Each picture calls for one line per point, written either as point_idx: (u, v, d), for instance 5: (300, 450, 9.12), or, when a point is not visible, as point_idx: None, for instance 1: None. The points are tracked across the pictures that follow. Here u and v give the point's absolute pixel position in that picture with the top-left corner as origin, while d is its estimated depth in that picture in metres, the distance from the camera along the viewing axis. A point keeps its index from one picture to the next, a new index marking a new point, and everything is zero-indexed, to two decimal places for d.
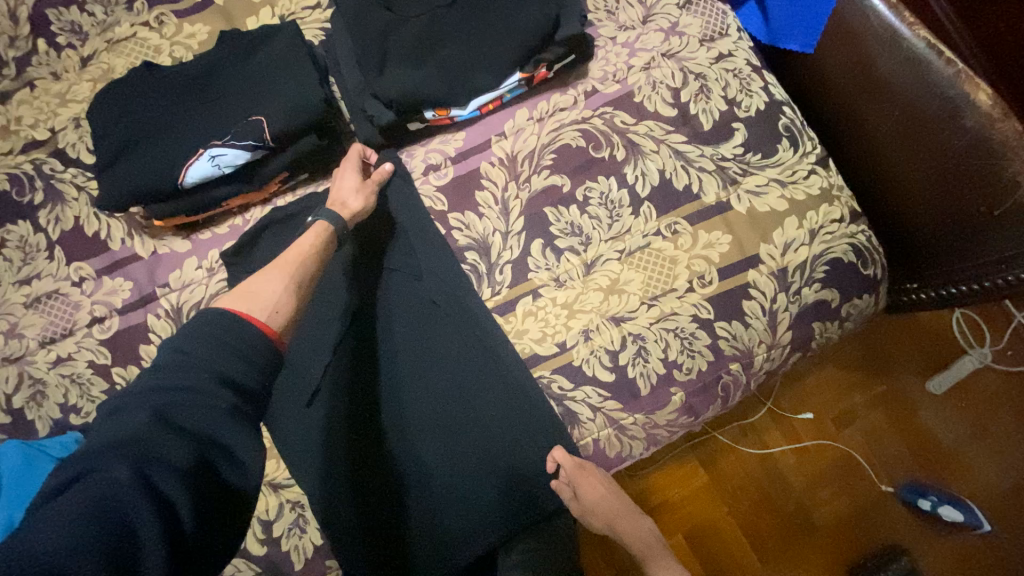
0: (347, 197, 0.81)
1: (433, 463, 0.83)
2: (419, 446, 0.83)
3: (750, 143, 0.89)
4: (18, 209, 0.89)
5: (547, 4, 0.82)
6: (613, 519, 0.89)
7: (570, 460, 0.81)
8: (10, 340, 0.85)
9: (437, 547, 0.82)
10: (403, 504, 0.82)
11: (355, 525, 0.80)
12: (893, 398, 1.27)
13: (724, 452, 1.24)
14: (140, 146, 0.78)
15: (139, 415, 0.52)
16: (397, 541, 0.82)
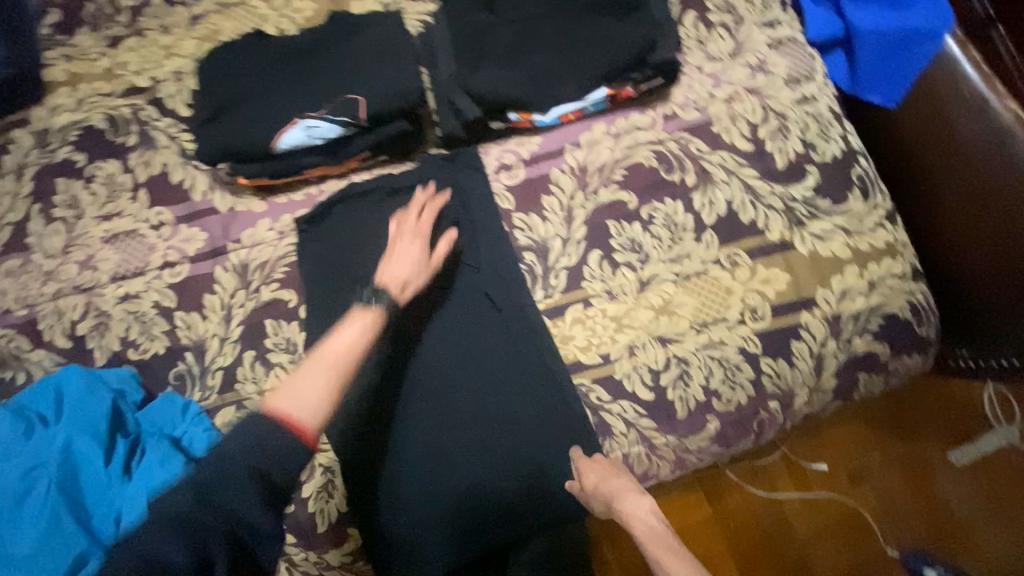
0: (400, 272, 0.81)
1: (457, 452, 0.84)
2: (446, 433, 0.85)
3: (822, 187, 0.89)
4: (112, 148, 0.94)
5: (644, 25, 0.84)
6: (619, 489, 0.73)
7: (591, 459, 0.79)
8: (84, 270, 0.90)
9: (445, 535, 0.83)
10: (421, 486, 0.84)
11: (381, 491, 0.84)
12: (912, 462, 1.25)
13: (732, 490, 1.24)
14: (243, 108, 0.83)
15: (181, 493, 0.57)
16: (410, 521, 0.84)
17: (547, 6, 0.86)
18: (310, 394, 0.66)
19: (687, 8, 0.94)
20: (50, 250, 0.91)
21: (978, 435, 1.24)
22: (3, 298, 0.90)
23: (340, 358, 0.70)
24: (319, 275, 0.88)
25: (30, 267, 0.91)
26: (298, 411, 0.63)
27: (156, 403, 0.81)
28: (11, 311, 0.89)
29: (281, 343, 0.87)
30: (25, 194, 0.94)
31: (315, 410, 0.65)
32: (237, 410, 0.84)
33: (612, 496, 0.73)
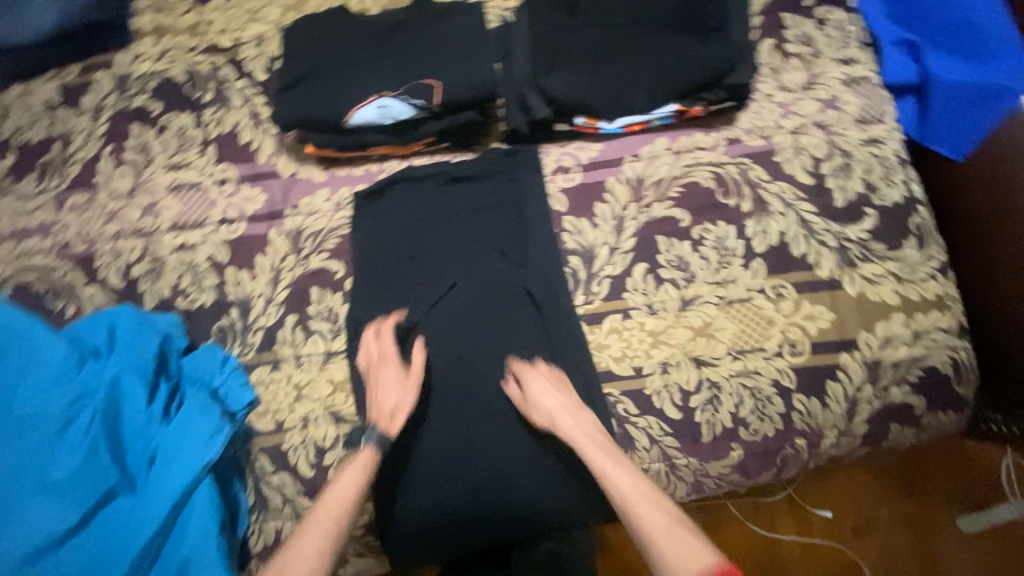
0: (388, 397, 0.81)
1: (475, 443, 0.85)
2: (467, 421, 0.86)
3: (878, 231, 0.88)
4: (187, 101, 0.97)
5: (723, 47, 0.84)
6: (561, 410, 0.80)
7: (530, 368, 0.83)
8: (146, 215, 0.93)
9: (453, 523, 0.84)
10: (435, 472, 0.85)
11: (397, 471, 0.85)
12: (920, 523, 1.22)
13: (731, 523, 1.23)
14: (321, 80, 0.86)
15: None
16: (420, 504, 0.84)
17: (629, 17, 0.86)
18: (306, 557, 0.69)
19: (765, 36, 0.94)
20: (116, 192, 0.94)
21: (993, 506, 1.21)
22: (65, 231, 0.93)
23: (335, 506, 0.73)
24: (368, 250, 0.90)
25: (94, 205, 0.94)
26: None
27: (198, 353, 0.84)
28: (71, 244, 0.92)
29: (323, 312, 0.88)
30: (99, 135, 0.97)
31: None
32: (272, 369, 0.86)
33: (554, 414, 0.80)
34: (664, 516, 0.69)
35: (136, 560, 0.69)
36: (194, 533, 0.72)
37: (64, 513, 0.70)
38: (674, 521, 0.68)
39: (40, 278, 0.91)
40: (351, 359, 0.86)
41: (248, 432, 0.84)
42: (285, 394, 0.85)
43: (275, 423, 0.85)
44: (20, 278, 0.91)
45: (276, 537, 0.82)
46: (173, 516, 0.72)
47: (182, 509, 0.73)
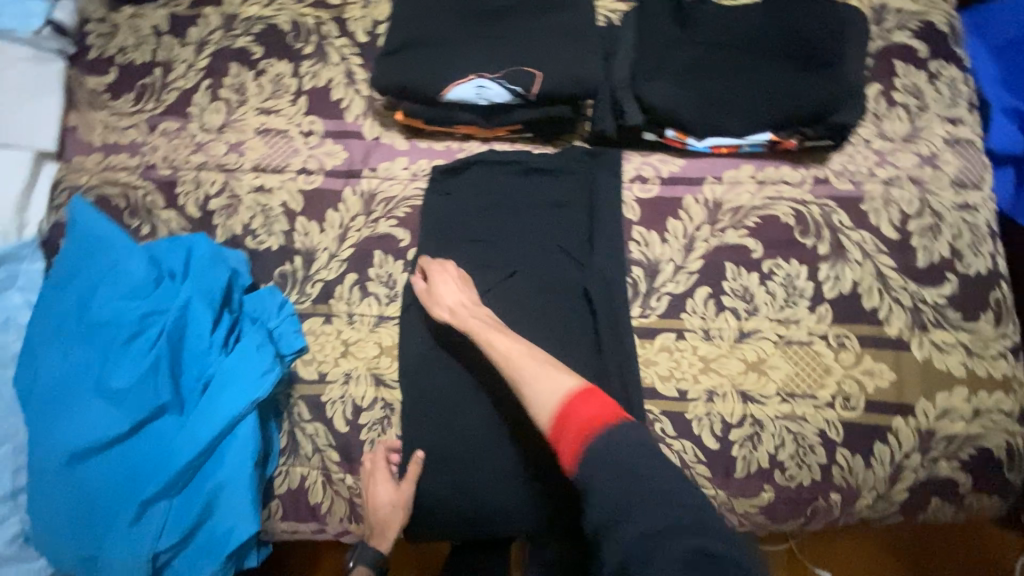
0: (385, 512, 0.80)
1: (503, 433, 0.82)
2: (496, 407, 0.83)
3: (955, 298, 0.85)
4: (288, 51, 0.99)
5: (834, 84, 0.82)
6: (459, 303, 0.82)
7: (451, 274, 0.85)
8: (231, 153, 0.95)
9: (464, 507, 0.82)
10: (458, 455, 0.82)
11: (421, 448, 0.82)
12: None
13: None
14: (425, 51, 0.87)
15: None
16: (435, 482, 0.82)
17: (739, 39, 0.86)
18: None
19: (873, 80, 0.92)
20: (207, 125, 0.97)
21: None
22: (153, 153, 0.96)
23: None
24: (436, 225, 0.90)
25: (183, 134, 0.97)
26: None
27: (260, 293, 0.85)
28: (156, 167, 0.95)
29: (382, 276, 0.90)
30: (199, 68, 1.00)
31: None
32: (325, 323, 0.88)
33: (456, 308, 0.81)
34: (536, 363, 0.75)
35: (174, 478, 0.73)
36: (231, 464, 0.75)
37: (115, 420, 0.72)
38: (543, 366, 0.74)
39: (121, 194, 0.94)
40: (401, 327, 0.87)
41: (291, 378, 0.86)
42: (332, 348, 0.87)
43: (318, 374, 0.86)
44: (102, 191, 0.94)
45: (302, 483, 0.84)
46: (214, 443, 0.75)
47: (223, 439, 0.76)
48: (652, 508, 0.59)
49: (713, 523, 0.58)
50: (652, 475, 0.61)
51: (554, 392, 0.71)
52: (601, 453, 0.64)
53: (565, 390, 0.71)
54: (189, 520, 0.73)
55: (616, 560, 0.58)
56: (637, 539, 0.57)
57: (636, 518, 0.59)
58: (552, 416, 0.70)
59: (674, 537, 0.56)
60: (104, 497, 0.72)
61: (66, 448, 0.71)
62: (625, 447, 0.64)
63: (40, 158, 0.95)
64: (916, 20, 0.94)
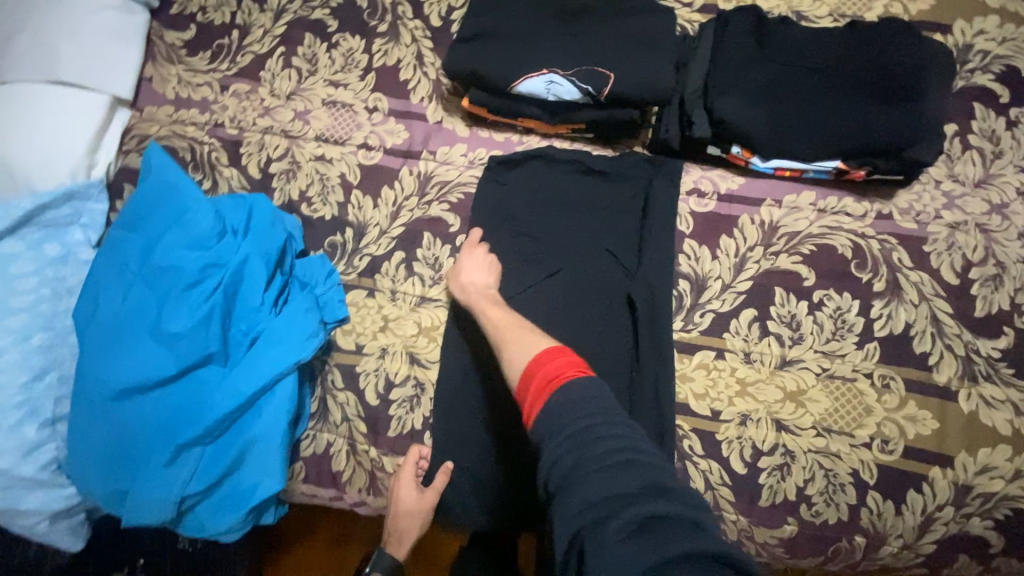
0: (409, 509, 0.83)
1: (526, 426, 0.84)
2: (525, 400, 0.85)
3: (1011, 353, 0.83)
4: (363, 27, 1.01)
5: (914, 119, 0.80)
6: (473, 283, 0.83)
7: (480, 256, 0.86)
8: (296, 120, 0.97)
9: (484, 495, 0.84)
10: (481, 442, 0.84)
11: (445, 431, 0.84)
12: None
13: None
14: (500, 40, 0.87)
15: None
16: (459, 465, 0.84)
17: (820, 63, 0.84)
18: None
19: (949, 121, 0.90)
20: (276, 91, 0.99)
21: None
22: (222, 112, 0.99)
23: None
24: (488, 212, 0.91)
25: (253, 97, 0.99)
26: None
27: (310, 258, 0.88)
28: (223, 126, 0.98)
29: (428, 258, 0.91)
30: (275, 34, 1.02)
31: None
32: (367, 296, 0.89)
33: (469, 288, 0.83)
34: (534, 337, 0.73)
35: (211, 427, 0.75)
36: (267, 421, 0.77)
37: (164, 364, 0.74)
38: (532, 336, 0.73)
39: (188, 147, 0.97)
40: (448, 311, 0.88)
41: (330, 345, 0.88)
42: (372, 322, 0.88)
43: (355, 346, 0.88)
44: (170, 142, 0.97)
45: (327, 449, 0.87)
46: (254, 398, 0.77)
47: (262, 396, 0.78)
48: (600, 470, 0.53)
49: (673, 489, 0.53)
50: (604, 435, 0.56)
51: (523, 354, 0.70)
52: (558, 410, 0.60)
53: (530, 353, 0.69)
54: (218, 470, 0.75)
55: (565, 529, 0.52)
56: (583, 503, 0.51)
57: (585, 480, 0.53)
58: (517, 380, 0.68)
59: (621, 501, 0.51)
60: (147, 436, 0.75)
61: (114, 384, 0.73)
62: (581, 403, 0.60)
63: (115, 103, 0.98)
64: (1001, 64, 0.91)
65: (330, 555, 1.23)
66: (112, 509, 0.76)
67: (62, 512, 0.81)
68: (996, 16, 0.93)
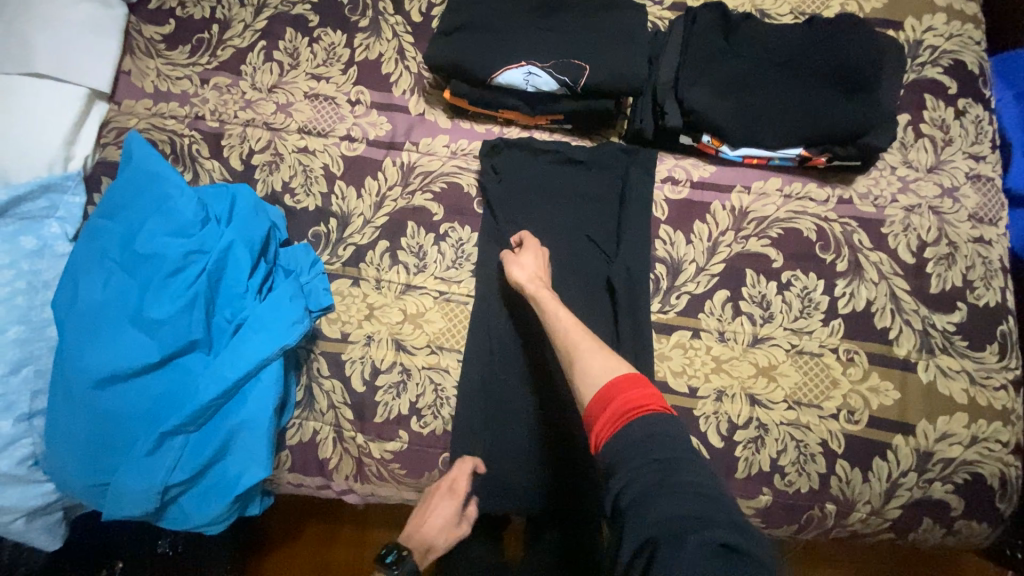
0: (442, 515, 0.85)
1: (512, 406, 0.88)
2: (510, 382, 0.88)
3: (964, 327, 0.88)
4: (343, 22, 1.02)
5: (870, 107, 0.85)
6: (533, 276, 0.84)
7: (538, 251, 0.87)
8: (279, 113, 0.98)
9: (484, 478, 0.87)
10: (473, 425, 0.87)
11: (467, 420, 0.87)
12: None
13: None
14: (479, 33, 0.90)
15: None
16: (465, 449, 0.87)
17: (785, 56, 0.89)
18: None
19: (903, 111, 0.95)
20: (258, 84, 1.00)
21: None
22: (203, 105, 0.99)
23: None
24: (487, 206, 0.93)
25: (234, 90, 1.00)
26: None
27: (294, 247, 0.89)
28: (204, 118, 0.98)
29: (413, 247, 0.93)
30: (256, 29, 1.03)
31: None
32: (353, 286, 0.91)
33: (532, 279, 0.83)
34: (562, 332, 0.75)
35: (196, 413, 0.75)
36: (252, 407, 0.78)
37: (147, 351, 0.75)
38: (597, 344, 0.73)
39: (168, 140, 0.97)
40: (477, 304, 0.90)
41: (315, 334, 0.89)
42: (357, 310, 0.90)
43: (341, 333, 0.89)
44: (150, 135, 0.97)
45: (313, 436, 0.88)
46: (239, 383, 0.77)
47: (247, 383, 0.79)
48: (680, 493, 0.55)
49: (745, 527, 0.54)
50: (683, 466, 0.58)
51: (604, 371, 0.69)
52: (637, 442, 0.60)
53: (611, 371, 0.68)
54: (204, 458, 0.76)
55: (635, 537, 0.53)
56: (658, 519, 0.53)
57: (660, 503, 0.54)
58: (603, 385, 0.67)
59: (697, 523, 0.52)
60: (130, 423, 0.75)
61: (96, 372, 0.74)
62: (664, 438, 0.60)
63: (92, 96, 0.98)
64: (948, 58, 0.98)
65: (316, 553, 1.22)
66: (93, 501, 0.76)
67: (39, 509, 0.80)
68: (944, 13, 0.99)
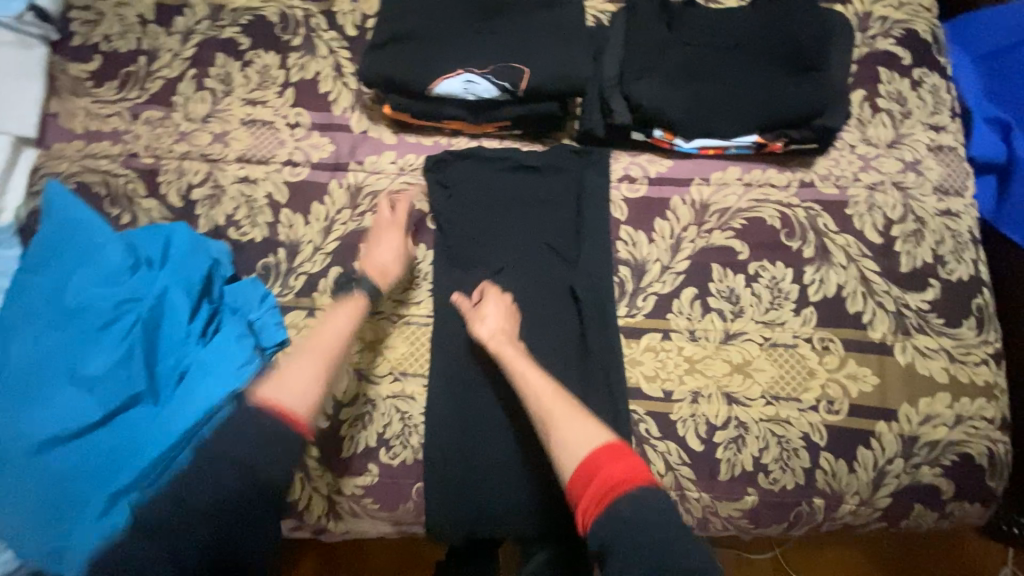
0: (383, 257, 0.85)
1: (482, 422, 0.84)
2: (476, 399, 0.85)
3: (939, 304, 0.86)
4: (275, 42, 0.98)
5: (822, 88, 0.83)
6: (496, 329, 0.80)
7: (500, 302, 0.84)
8: (215, 143, 0.94)
9: (466, 503, 0.83)
10: (444, 452, 0.83)
11: (437, 447, 0.83)
12: None
13: None
14: (413, 44, 0.86)
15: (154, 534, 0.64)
16: (441, 474, 0.82)
17: (731, 41, 0.87)
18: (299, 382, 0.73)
19: (858, 87, 0.93)
20: (191, 115, 0.96)
21: None
22: (136, 142, 0.95)
23: (328, 347, 0.78)
24: (439, 222, 0.90)
25: (167, 123, 0.96)
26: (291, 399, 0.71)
27: (241, 283, 0.84)
28: (138, 156, 0.94)
29: None
30: (184, 57, 0.98)
31: (304, 397, 0.72)
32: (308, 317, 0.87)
33: (493, 334, 0.80)
34: (546, 385, 0.75)
35: (147, 469, 0.71)
36: None
37: (86, 409, 0.71)
38: (571, 409, 0.72)
39: (102, 182, 0.92)
40: (435, 326, 0.86)
41: None
42: None
43: None
44: (82, 178, 0.93)
45: None
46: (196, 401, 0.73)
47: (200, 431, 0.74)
48: None
49: None
50: (676, 553, 0.59)
51: (582, 441, 0.68)
52: (621, 523, 0.61)
53: (591, 441, 0.68)
54: (153, 491, 0.67)
55: None
56: None
57: None
58: (584, 461, 0.67)
59: None
60: (74, 487, 0.70)
61: (35, 438, 0.70)
62: (648, 517, 0.61)
63: (18, 143, 0.93)
64: (899, 28, 0.95)
65: None
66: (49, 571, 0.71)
67: None
68: None
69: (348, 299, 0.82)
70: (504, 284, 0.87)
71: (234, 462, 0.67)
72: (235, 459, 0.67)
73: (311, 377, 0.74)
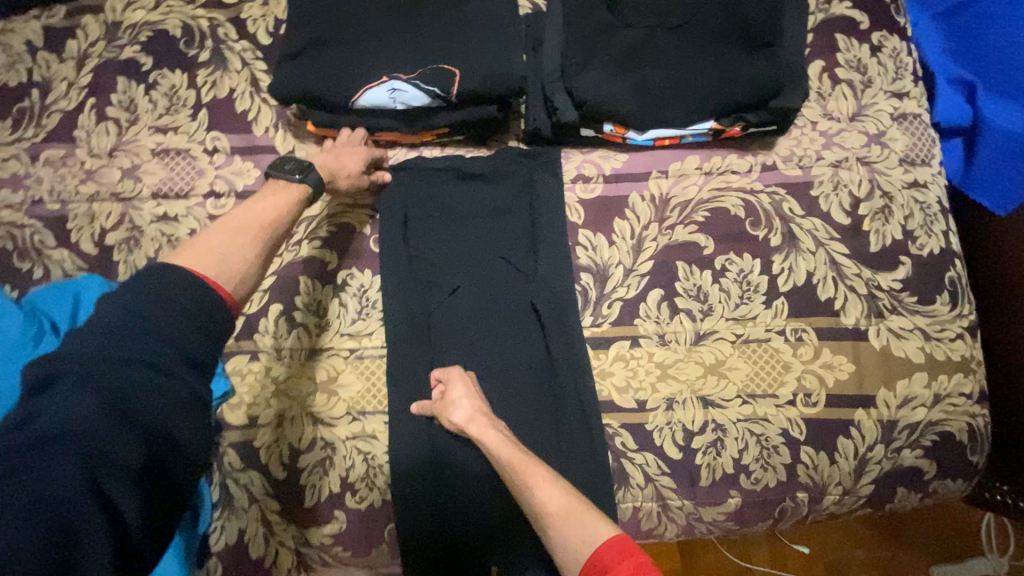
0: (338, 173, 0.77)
1: (448, 456, 0.79)
2: (440, 435, 0.79)
3: (911, 282, 0.83)
4: (181, 59, 0.88)
5: (775, 64, 0.77)
6: (476, 408, 0.72)
7: (472, 378, 0.77)
8: (126, 179, 0.85)
9: (438, 549, 0.77)
10: (413, 494, 0.77)
11: (402, 490, 0.77)
12: (892, 567, 1.11)
13: (706, 550, 1.12)
14: (329, 51, 0.78)
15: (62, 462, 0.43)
16: (410, 521, 0.77)
17: (677, 19, 0.79)
18: (233, 257, 0.58)
19: (815, 58, 0.87)
20: (95, 150, 0.86)
21: (965, 557, 1.10)
22: (38, 186, 0.85)
23: (269, 222, 0.64)
24: (385, 245, 0.82)
25: (70, 162, 0.86)
26: (221, 270, 0.56)
27: None
28: (42, 202, 0.84)
29: (310, 305, 0.83)
30: (81, 86, 0.88)
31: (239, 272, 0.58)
32: (253, 361, 0.81)
33: (471, 416, 0.72)
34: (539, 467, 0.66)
35: None
36: None
37: None
38: (565, 505, 0.62)
39: (5, 235, 0.83)
40: (389, 359, 0.80)
41: (219, 425, 0.79)
42: (261, 388, 0.80)
43: (248, 418, 0.79)
44: None
45: (239, 538, 0.78)
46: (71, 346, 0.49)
47: None
48: None
49: None
50: None
51: (580, 538, 0.58)
52: None
53: (591, 536, 0.58)
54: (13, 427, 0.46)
55: None
56: None
57: None
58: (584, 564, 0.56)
59: None
60: None
61: None
62: None
63: None
64: None
65: None
66: None
67: None
68: None
69: (282, 182, 0.70)
70: (460, 305, 0.81)
71: (156, 365, 0.49)
72: (161, 360, 0.49)
73: (246, 253, 0.59)
